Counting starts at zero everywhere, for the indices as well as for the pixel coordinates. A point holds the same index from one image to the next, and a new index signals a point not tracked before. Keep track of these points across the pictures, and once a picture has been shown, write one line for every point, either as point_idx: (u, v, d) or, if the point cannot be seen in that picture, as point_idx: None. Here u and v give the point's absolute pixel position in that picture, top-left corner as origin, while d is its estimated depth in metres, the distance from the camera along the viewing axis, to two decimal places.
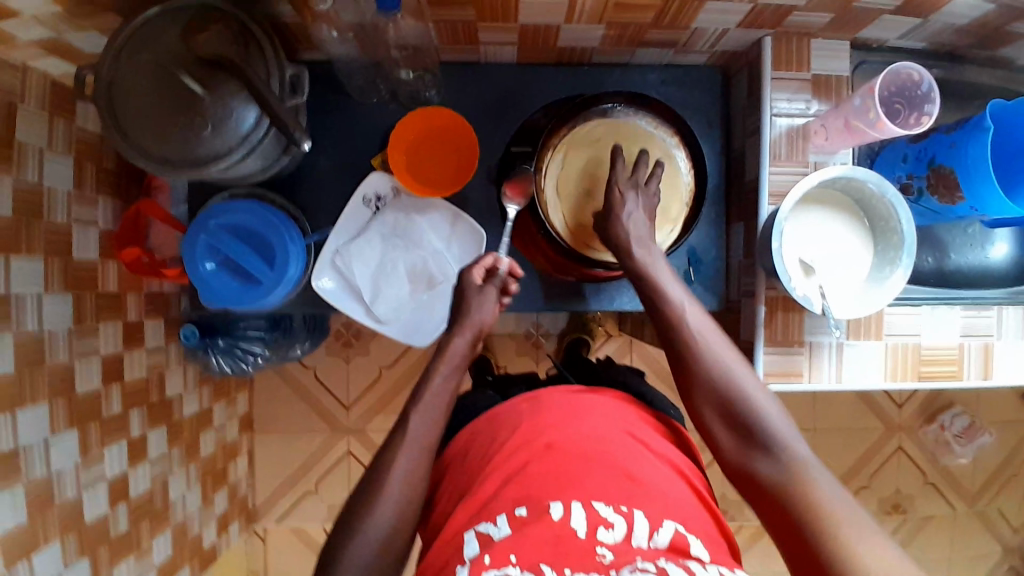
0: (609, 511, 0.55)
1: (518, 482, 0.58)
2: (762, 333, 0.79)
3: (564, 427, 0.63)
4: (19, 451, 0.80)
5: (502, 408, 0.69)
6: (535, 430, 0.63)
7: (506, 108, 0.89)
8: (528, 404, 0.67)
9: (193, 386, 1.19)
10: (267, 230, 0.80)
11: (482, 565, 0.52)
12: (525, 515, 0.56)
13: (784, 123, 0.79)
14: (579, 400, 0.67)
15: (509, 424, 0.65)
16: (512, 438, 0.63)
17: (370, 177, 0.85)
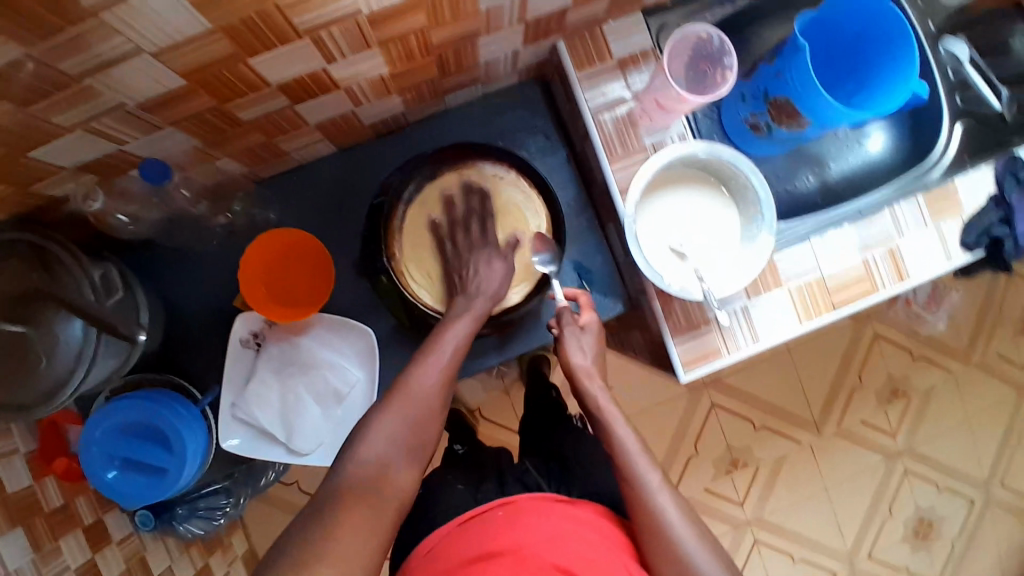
0: None
1: None
2: (666, 326, 0.77)
3: (546, 542, 0.64)
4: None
5: (473, 515, 0.69)
6: (515, 542, 0.63)
7: (348, 197, 0.87)
8: (504, 515, 0.67)
9: (178, 554, 1.18)
10: (153, 418, 0.77)
11: None
12: None
13: (609, 118, 0.76)
14: (557, 512, 0.68)
15: (481, 537, 0.65)
16: (485, 551, 0.63)
17: (239, 320, 0.82)
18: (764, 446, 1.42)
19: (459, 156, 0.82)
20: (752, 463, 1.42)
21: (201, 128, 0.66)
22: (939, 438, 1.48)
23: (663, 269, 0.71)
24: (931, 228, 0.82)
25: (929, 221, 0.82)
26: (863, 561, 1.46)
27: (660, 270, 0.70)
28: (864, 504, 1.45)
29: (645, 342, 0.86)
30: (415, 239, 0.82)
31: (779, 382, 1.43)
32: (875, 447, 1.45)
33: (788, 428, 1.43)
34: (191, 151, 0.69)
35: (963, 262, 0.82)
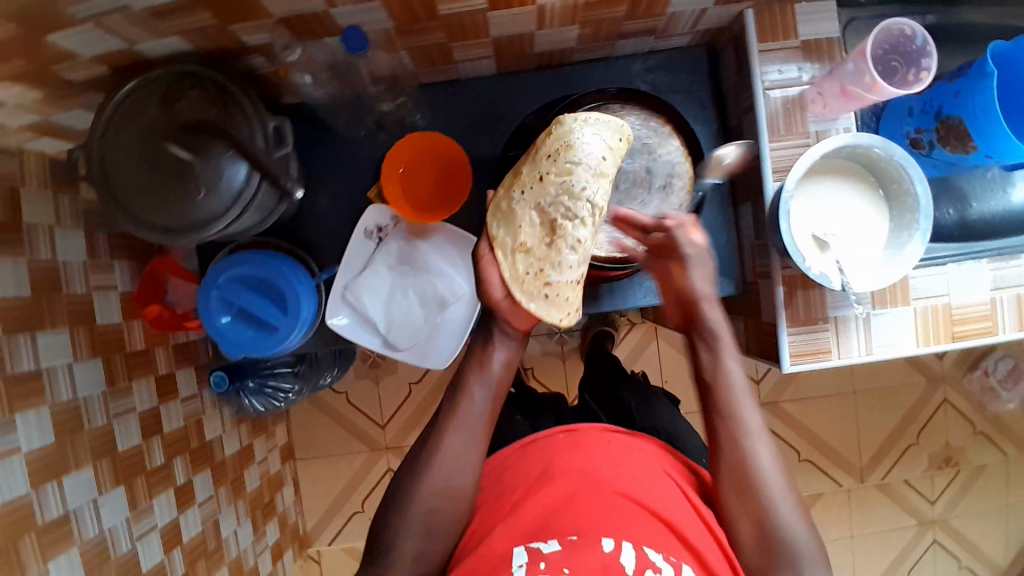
0: (659, 557, 0.64)
1: (568, 514, 0.68)
2: (784, 314, 0.76)
3: (610, 470, 0.72)
4: (70, 515, 0.87)
5: (532, 441, 0.78)
6: (583, 464, 0.72)
7: (494, 118, 0.88)
8: (566, 439, 0.76)
9: (231, 425, 1.23)
10: (273, 276, 0.79)
11: None
12: (579, 539, 0.65)
13: (779, 95, 0.77)
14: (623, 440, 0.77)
15: (548, 454, 0.75)
16: (553, 469, 0.72)
17: (370, 210, 0.85)
18: (803, 480, 1.41)
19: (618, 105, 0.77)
20: None
21: (398, 11, 0.68)
22: (978, 519, 1.44)
23: (812, 260, 0.71)
24: None
25: None
26: None
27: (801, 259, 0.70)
28: (884, 563, 1.43)
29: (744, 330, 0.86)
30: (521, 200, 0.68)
31: (836, 420, 1.41)
32: (912, 511, 1.43)
33: (831, 468, 1.41)
34: (382, 33, 0.71)
35: None
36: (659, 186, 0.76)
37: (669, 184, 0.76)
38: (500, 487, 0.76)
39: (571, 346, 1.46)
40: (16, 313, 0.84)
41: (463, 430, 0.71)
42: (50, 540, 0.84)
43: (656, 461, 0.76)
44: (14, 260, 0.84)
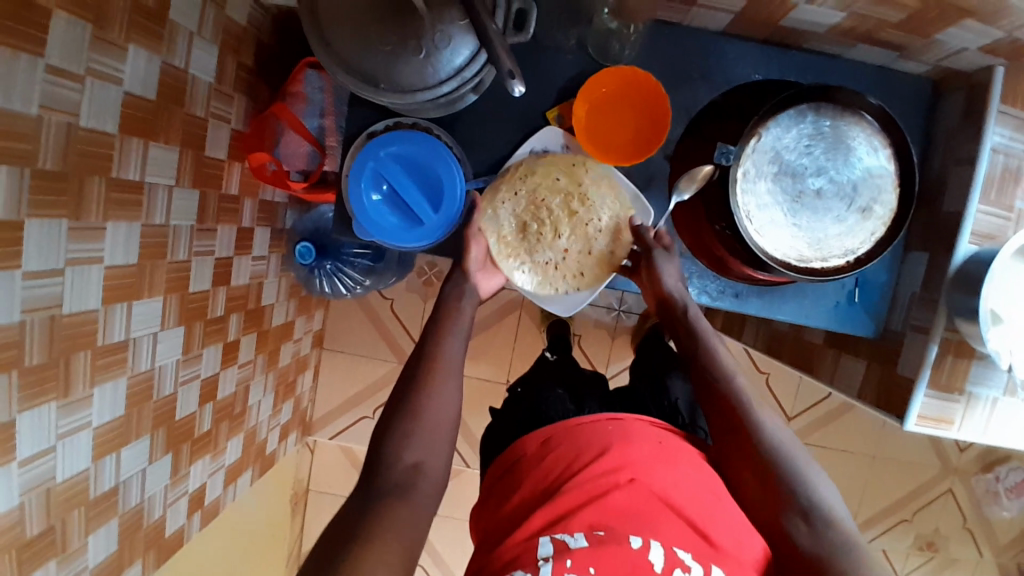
0: (688, 558, 0.62)
1: (601, 506, 0.65)
2: (928, 374, 0.75)
3: (657, 471, 0.69)
4: (129, 344, 0.80)
5: (567, 429, 0.76)
6: (630, 457, 0.70)
7: (698, 80, 0.81)
8: (614, 428, 0.75)
9: (284, 296, 1.18)
10: (437, 167, 0.74)
11: (565, 567, 0.60)
12: (603, 536, 0.63)
13: (1001, 160, 0.74)
14: (671, 443, 0.74)
15: (597, 442, 0.73)
16: (597, 457, 0.70)
17: (544, 130, 0.79)
18: None
19: (853, 112, 0.72)
20: None
21: None
22: None
23: (1001, 333, 0.70)
24: None
25: None
26: None
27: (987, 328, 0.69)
28: None
29: (859, 375, 0.85)
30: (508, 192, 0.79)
31: (846, 475, 1.44)
32: None
33: None
34: None
35: None
36: (858, 206, 0.73)
37: (869, 208, 0.73)
38: (539, 466, 0.73)
39: (624, 325, 1.44)
40: (137, 114, 0.74)
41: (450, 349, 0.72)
42: (102, 363, 0.76)
43: (700, 466, 0.73)
44: (151, 54, 0.75)
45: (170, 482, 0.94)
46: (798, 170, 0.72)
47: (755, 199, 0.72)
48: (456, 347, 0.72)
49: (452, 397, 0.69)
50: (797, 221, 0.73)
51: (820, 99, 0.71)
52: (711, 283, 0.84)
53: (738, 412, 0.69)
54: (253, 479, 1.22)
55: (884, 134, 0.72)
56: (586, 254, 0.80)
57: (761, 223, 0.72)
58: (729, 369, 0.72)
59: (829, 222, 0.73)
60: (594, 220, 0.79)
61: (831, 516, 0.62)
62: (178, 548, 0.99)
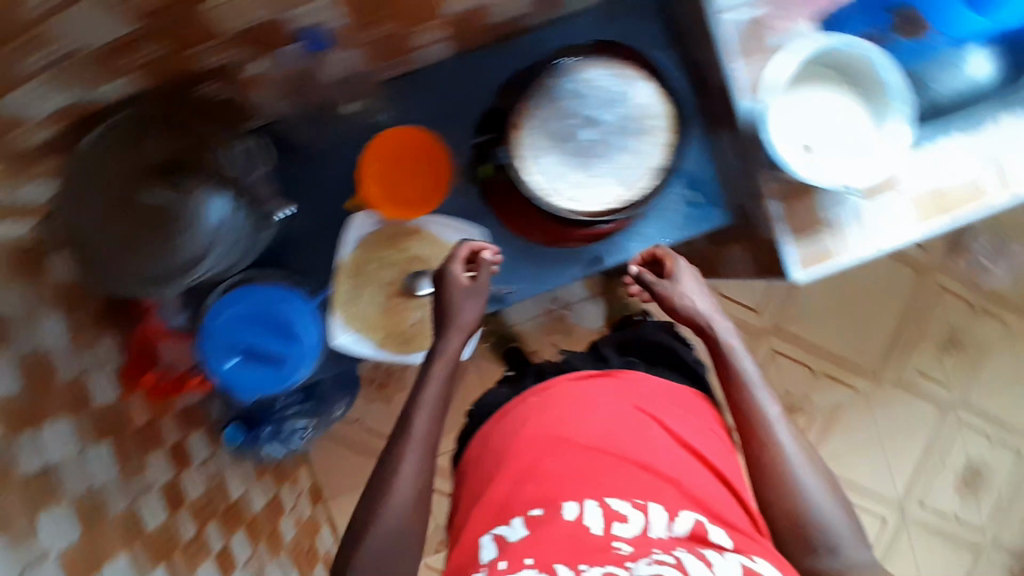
0: (624, 507, 0.65)
1: (535, 484, 0.69)
2: (782, 227, 0.77)
3: (588, 424, 0.72)
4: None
5: (518, 409, 0.77)
6: (554, 425, 0.73)
7: (458, 101, 0.85)
8: (539, 400, 0.76)
9: (252, 480, 1.16)
10: (270, 305, 0.76)
11: (501, 568, 0.63)
12: (540, 515, 0.66)
13: (734, 19, 0.77)
14: (589, 390, 0.76)
15: (523, 419, 0.75)
16: (524, 436, 0.73)
17: (351, 220, 0.82)
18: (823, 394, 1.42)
19: (579, 59, 0.77)
20: (809, 408, 1.42)
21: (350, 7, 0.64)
22: (990, 394, 1.47)
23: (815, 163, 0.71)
24: None
25: None
26: (912, 512, 1.47)
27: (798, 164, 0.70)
28: (914, 455, 1.46)
29: (747, 257, 0.87)
30: (353, 288, 0.82)
31: (843, 329, 1.42)
32: (929, 399, 1.45)
33: (847, 377, 1.43)
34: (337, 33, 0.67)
35: None
36: (638, 130, 0.77)
37: (647, 126, 0.77)
38: (484, 452, 0.76)
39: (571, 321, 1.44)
40: None
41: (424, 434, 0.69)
42: None
43: (621, 398, 0.75)
44: None
45: None
46: (568, 131, 0.76)
47: (548, 175, 0.76)
48: (428, 427, 0.69)
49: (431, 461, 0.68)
50: (595, 171, 0.77)
51: (545, 70, 0.77)
52: (576, 259, 0.87)
53: (743, 407, 0.72)
54: None
55: (623, 59, 0.77)
56: None
57: (567, 191, 0.76)
58: (736, 361, 0.74)
59: (624, 155, 0.77)
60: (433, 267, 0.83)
61: (821, 520, 0.65)
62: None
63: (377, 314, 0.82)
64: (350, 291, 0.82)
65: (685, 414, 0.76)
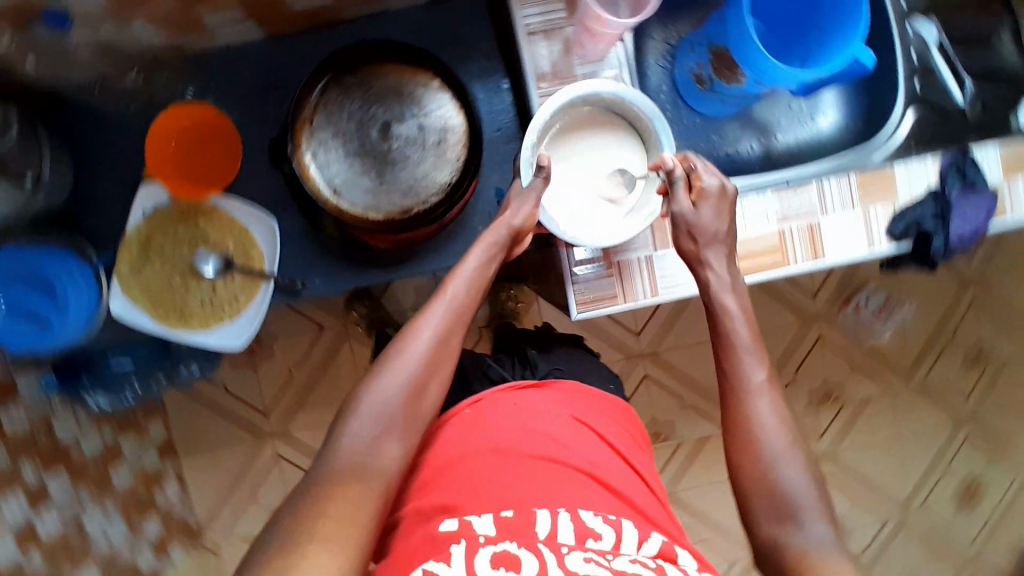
0: (596, 521, 0.59)
1: (499, 487, 0.62)
2: (568, 262, 0.78)
3: (542, 426, 0.69)
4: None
5: (448, 419, 0.71)
6: (502, 434, 0.67)
7: (272, 87, 0.84)
8: (471, 412, 0.70)
9: (88, 425, 1.16)
10: (39, 264, 0.76)
11: (478, 543, 0.54)
12: (513, 514, 0.59)
13: (543, 41, 0.76)
14: (526, 404, 0.71)
15: (457, 431, 0.69)
16: (456, 450, 0.66)
17: (143, 190, 0.80)
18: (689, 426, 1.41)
19: (379, 64, 0.80)
20: (674, 438, 1.41)
21: None
22: (864, 452, 1.44)
23: (591, 211, 0.76)
24: (857, 211, 0.80)
25: (858, 203, 0.81)
26: None
27: (579, 224, 0.75)
28: None
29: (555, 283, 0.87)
30: (139, 257, 0.80)
31: None
32: None
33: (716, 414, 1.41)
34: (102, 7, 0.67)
35: (884, 254, 0.81)
36: (433, 144, 0.79)
37: (443, 140, 0.79)
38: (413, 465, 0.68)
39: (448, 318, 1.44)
40: None
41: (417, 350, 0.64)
42: None
43: (563, 410, 0.72)
44: None
45: None
46: (365, 141, 0.79)
47: (338, 180, 0.78)
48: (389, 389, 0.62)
49: (364, 432, 0.60)
50: (387, 180, 0.78)
51: (340, 73, 0.79)
52: (385, 261, 0.84)
53: (738, 403, 0.66)
54: None
55: (422, 70, 0.79)
56: (230, 281, 0.82)
57: (353, 196, 0.78)
58: (743, 350, 0.68)
59: (419, 167, 0.79)
60: (221, 250, 0.82)
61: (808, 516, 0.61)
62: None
63: (159, 288, 0.81)
64: (134, 261, 0.80)
65: (616, 428, 0.75)
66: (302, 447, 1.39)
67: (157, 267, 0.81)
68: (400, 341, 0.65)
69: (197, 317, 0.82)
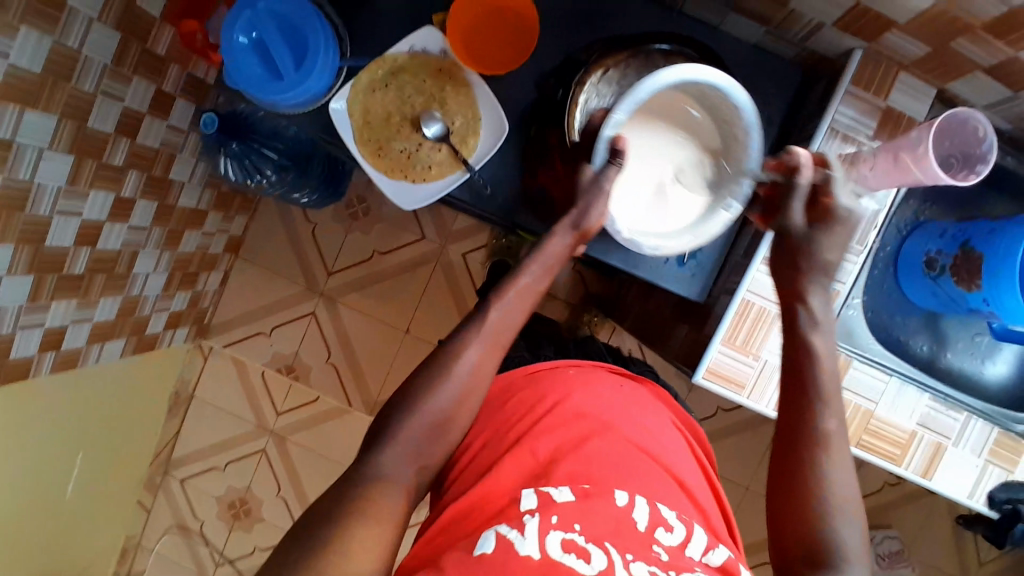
0: (669, 516, 0.68)
1: (577, 460, 0.70)
2: (724, 330, 0.80)
3: (622, 419, 0.76)
4: (32, 186, 0.85)
5: (550, 372, 0.80)
6: (592, 408, 0.76)
7: (588, 17, 0.84)
8: (572, 373, 0.80)
9: (197, 182, 1.23)
10: (305, 25, 0.79)
11: (550, 523, 0.63)
12: (589, 489, 0.67)
13: (837, 143, 0.78)
14: (628, 391, 0.81)
15: (552, 388, 0.77)
16: (556, 401, 0.76)
17: (424, 30, 0.82)
18: None
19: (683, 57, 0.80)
20: None
21: None
22: None
23: (644, 205, 0.76)
24: (982, 462, 0.81)
25: (986, 456, 0.81)
26: None
27: (640, 225, 0.75)
28: None
29: (684, 340, 0.90)
30: (383, 80, 0.83)
31: None
32: None
33: None
34: None
35: (976, 511, 0.81)
36: None
37: None
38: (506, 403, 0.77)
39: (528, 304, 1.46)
40: None
41: (452, 386, 0.67)
42: None
43: (653, 414, 0.80)
44: None
45: (27, 305, 0.94)
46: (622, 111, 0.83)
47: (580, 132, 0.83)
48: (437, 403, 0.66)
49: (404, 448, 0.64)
50: None
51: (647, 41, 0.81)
52: (576, 227, 0.86)
53: (801, 468, 0.65)
54: (126, 352, 1.25)
55: None
56: (437, 151, 0.84)
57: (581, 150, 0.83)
58: (825, 423, 0.66)
59: None
60: (448, 121, 0.84)
61: None
62: (19, 401, 1.00)
63: (379, 116, 0.84)
64: (376, 80, 0.83)
65: (681, 448, 0.79)
66: (338, 320, 1.48)
67: (390, 99, 0.84)
68: (440, 373, 0.67)
69: (390, 160, 0.84)
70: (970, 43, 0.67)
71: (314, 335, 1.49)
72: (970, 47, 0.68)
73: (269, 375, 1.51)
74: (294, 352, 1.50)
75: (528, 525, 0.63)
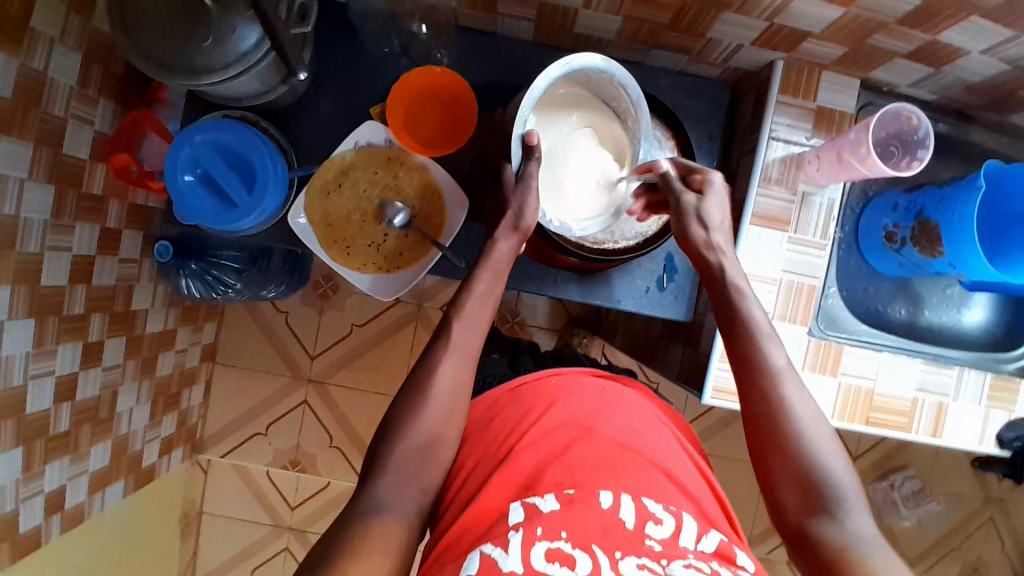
0: (658, 509, 0.63)
1: (559, 467, 0.65)
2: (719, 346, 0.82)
3: (603, 416, 0.72)
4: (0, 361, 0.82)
5: (530, 386, 0.76)
6: (573, 412, 0.72)
7: (518, 78, 0.87)
8: (555, 383, 0.76)
9: (160, 304, 1.20)
10: (248, 150, 0.79)
11: (535, 535, 0.59)
12: (573, 495, 0.63)
13: (781, 149, 0.81)
14: (611, 390, 0.76)
15: (538, 398, 0.73)
16: (539, 415, 0.72)
17: (365, 126, 0.83)
18: None
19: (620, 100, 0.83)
20: None
21: None
22: None
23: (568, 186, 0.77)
24: (983, 407, 0.86)
25: (985, 402, 0.87)
26: None
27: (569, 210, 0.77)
28: None
29: (682, 358, 0.92)
30: (339, 180, 0.83)
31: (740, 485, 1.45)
32: None
33: None
34: None
35: (990, 454, 0.87)
36: None
37: None
38: (489, 424, 0.74)
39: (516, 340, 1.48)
40: None
41: (430, 415, 0.66)
42: None
43: (636, 402, 0.76)
44: (6, 57, 0.75)
45: (22, 478, 0.90)
46: None
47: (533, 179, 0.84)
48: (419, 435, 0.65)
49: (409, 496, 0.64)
50: None
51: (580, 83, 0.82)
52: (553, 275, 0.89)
53: (767, 418, 0.66)
54: (127, 491, 1.20)
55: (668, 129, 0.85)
56: (403, 237, 0.85)
57: None
58: (778, 372, 0.67)
59: None
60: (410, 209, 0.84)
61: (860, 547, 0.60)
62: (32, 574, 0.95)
63: (340, 216, 0.84)
64: (331, 182, 0.83)
65: (672, 435, 0.75)
66: (332, 401, 1.46)
67: (348, 197, 0.84)
68: (423, 417, 0.67)
69: (360, 255, 0.85)
70: (886, 37, 0.72)
71: (312, 422, 1.47)
72: (889, 41, 0.72)
73: (275, 474, 1.48)
74: (294, 445, 1.48)
75: (511, 541, 0.59)
